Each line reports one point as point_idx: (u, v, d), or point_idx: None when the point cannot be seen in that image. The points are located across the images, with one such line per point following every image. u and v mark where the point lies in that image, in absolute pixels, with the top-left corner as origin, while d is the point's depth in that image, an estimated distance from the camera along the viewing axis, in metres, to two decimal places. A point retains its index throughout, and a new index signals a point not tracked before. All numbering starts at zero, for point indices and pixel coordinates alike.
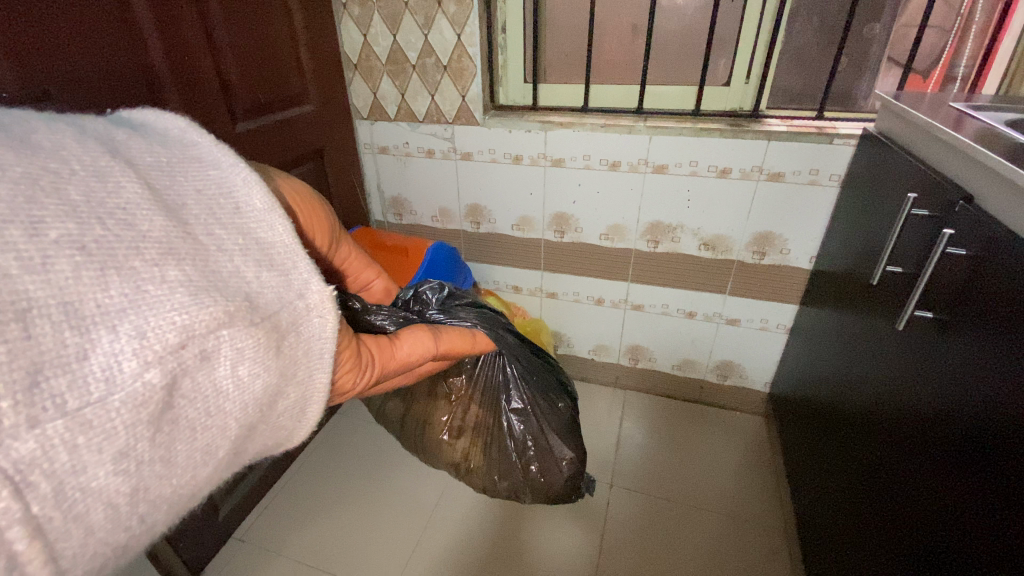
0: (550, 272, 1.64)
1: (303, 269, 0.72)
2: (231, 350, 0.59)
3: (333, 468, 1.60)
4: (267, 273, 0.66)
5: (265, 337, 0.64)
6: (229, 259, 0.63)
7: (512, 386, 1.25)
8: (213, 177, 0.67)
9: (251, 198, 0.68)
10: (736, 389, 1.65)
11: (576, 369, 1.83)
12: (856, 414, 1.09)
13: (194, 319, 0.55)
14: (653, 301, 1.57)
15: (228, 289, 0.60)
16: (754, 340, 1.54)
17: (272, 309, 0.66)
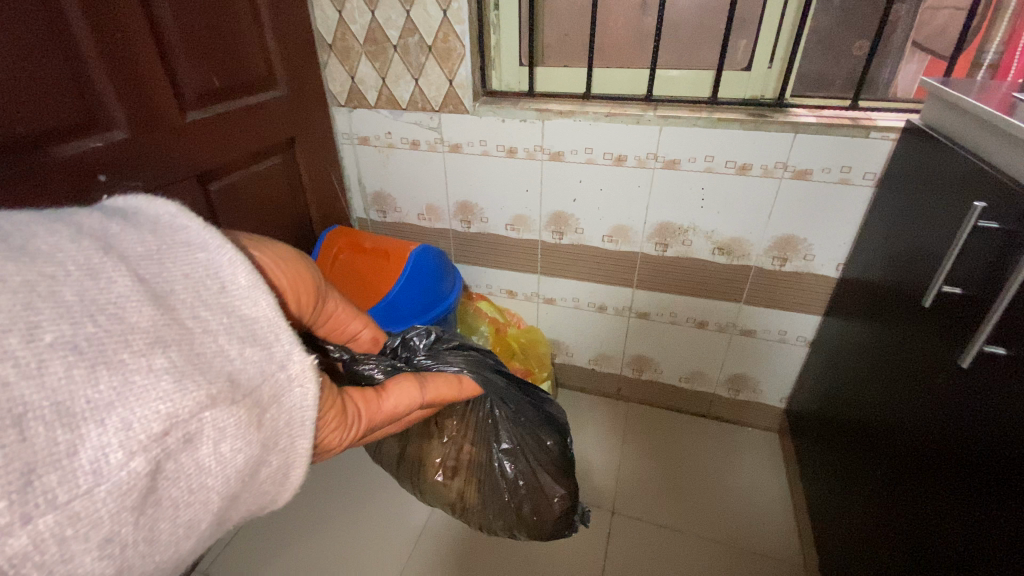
0: (552, 278, 1.53)
1: (285, 339, 0.60)
2: (214, 433, 0.51)
3: (325, 488, 1.54)
4: (251, 351, 0.56)
5: (252, 408, 0.55)
6: (214, 338, 0.53)
7: (500, 429, 1.17)
8: (201, 262, 0.57)
9: (234, 277, 0.57)
10: (746, 403, 1.56)
11: (574, 381, 1.74)
12: (902, 444, 0.93)
13: (179, 406, 0.47)
14: (655, 308, 1.47)
15: (213, 369, 0.51)
16: (769, 352, 1.43)
17: (262, 379, 0.57)
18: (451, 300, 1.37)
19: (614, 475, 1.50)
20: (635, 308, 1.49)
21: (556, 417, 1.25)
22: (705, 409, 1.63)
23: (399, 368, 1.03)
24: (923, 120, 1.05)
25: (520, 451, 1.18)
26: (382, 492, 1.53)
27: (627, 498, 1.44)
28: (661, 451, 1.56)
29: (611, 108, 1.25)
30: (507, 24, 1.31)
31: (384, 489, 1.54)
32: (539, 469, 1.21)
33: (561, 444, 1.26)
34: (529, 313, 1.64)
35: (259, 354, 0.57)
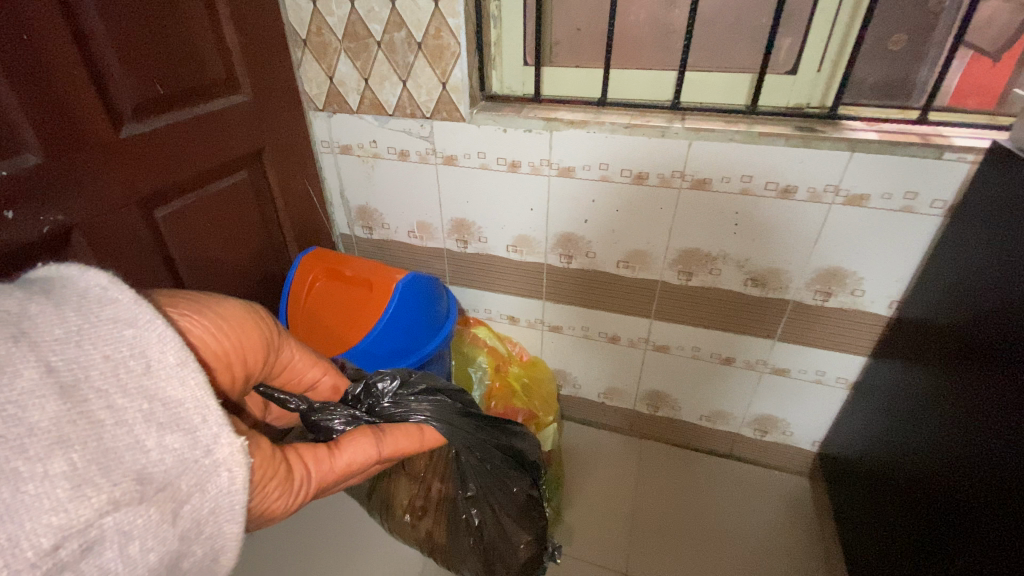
0: (561, 306, 1.36)
1: (212, 421, 0.56)
2: (117, 536, 0.48)
3: (298, 532, 1.34)
4: (172, 438, 0.53)
5: (165, 503, 0.52)
6: (129, 430, 0.50)
7: (466, 478, 1.02)
8: (128, 341, 0.53)
9: (163, 357, 0.54)
10: (774, 445, 1.40)
11: (582, 413, 1.57)
12: (1007, 549, 0.72)
13: (73, 516, 0.45)
14: (674, 341, 1.30)
15: (119, 469, 0.49)
16: (804, 393, 1.27)
17: (181, 471, 0.53)
18: (443, 335, 1.20)
19: (626, 519, 1.34)
20: (652, 341, 1.32)
21: (535, 461, 1.10)
22: (729, 450, 1.46)
23: (361, 420, 0.87)
24: (1014, 139, 0.86)
25: (482, 498, 1.03)
26: (365, 541, 1.33)
27: (635, 548, 1.28)
28: (669, 493, 1.41)
29: (631, 118, 1.07)
30: (510, 18, 1.12)
31: (370, 536, 1.34)
32: (504, 517, 1.04)
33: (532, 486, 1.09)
34: (532, 339, 1.47)
35: (181, 443, 0.53)
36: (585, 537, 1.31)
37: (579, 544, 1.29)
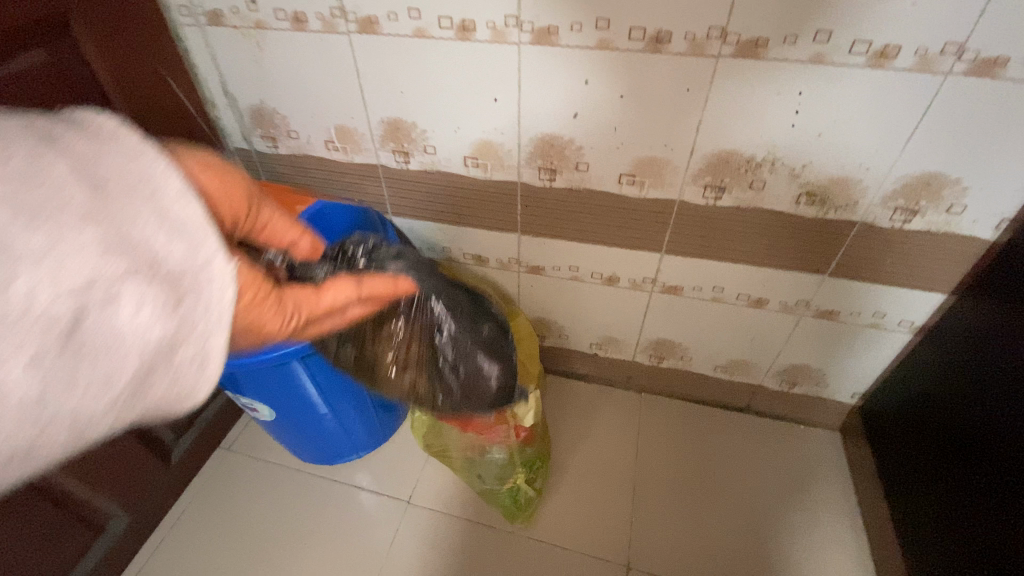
0: (542, 242, 1.01)
1: (210, 239, 0.47)
2: (134, 299, 0.43)
3: (224, 532, 1.08)
4: (174, 246, 0.45)
5: (167, 300, 0.45)
6: (137, 225, 0.43)
7: (439, 317, 0.83)
8: (132, 169, 0.44)
9: (164, 183, 0.45)
10: (804, 398, 1.15)
11: (570, 367, 1.29)
12: None
13: (111, 257, 0.41)
14: (691, 281, 0.98)
15: (134, 244, 0.43)
16: (853, 338, 0.99)
17: (183, 279, 0.46)
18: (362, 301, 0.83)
19: (628, 491, 1.11)
20: (662, 283, 1.00)
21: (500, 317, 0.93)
22: (748, 403, 1.21)
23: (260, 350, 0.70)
24: None
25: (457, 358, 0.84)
26: (307, 536, 1.07)
27: (638, 525, 1.06)
28: (677, 459, 1.16)
29: None
30: None
31: (313, 530, 1.08)
32: (473, 351, 0.84)
33: (500, 330, 0.90)
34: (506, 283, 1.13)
35: (180, 248, 0.45)
36: (573, 515, 1.07)
37: (569, 526, 1.05)
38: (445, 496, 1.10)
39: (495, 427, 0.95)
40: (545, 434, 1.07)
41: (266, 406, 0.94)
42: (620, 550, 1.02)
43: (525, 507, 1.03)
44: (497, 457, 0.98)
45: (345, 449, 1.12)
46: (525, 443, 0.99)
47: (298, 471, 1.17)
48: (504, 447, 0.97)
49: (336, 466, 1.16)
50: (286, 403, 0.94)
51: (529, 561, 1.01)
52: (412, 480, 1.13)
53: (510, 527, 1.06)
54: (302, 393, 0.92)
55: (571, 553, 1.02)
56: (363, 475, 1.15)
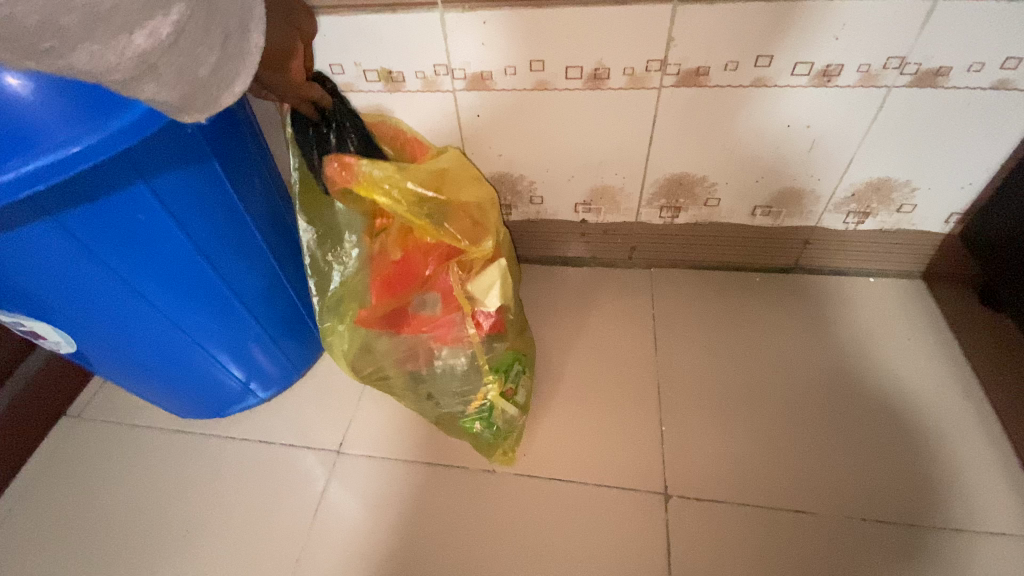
0: (479, 22, 0.62)
1: (162, 80, 0.35)
2: (110, 42, 0.32)
3: (66, 533, 0.73)
4: (159, 83, 0.35)
5: (185, 76, 0.36)
6: (165, 52, 0.34)
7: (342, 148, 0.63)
8: (213, 51, 0.37)
9: (222, 65, 0.38)
10: (876, 236, 0.83)
11: (551, 249, 0.94)
12: None
13: (125, 41, 0.32)
14: (722, 53, 0.62)
15: (163, 61, 0.34)
16: (961, 116, 0.65)
17: (203, 68, 0.37)
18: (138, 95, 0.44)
19: (650, 394, 0.78)
20: (679, 64, 0.64)
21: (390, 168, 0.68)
22: (794, 260, 0.89)
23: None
24: None
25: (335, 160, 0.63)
26: (192, 522, 0.73)
27: (671, 435, 0.74)
28: (712, 340, 0.84)
29: None
30: None
31: (201, 510, 0.73)
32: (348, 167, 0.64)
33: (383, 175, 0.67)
34: (437, 115, 0.74)
35: (164, 89, 0.36)
36: (580, 434, 0.75)
37: (575, 451, 0.73)
38: (392, 437, 0.77)
39: (447, 319, 0.64)
40: (524, 330, 0.74)
41: (52, 329, 0.59)
42: (650, 475, 0.71)
43: (508, 433, 0.70)
44: (455, 365, 0.65)
45: (236, 390, 0.78)
46: (496, 341, 0.66)
47: (180, 432, 0.81)
48: (464, 348, 0.64)
49: (228, 417, 0.82)
50: (84, 315, 0.57)
51: (521, 506, 0.69)
52: (345, 419, 0.80)
53: (489, 465, 0.73)
54: (106, 292, 0.56)
55: (581, 486, 0.70)
56: (274, 425, 0.80)
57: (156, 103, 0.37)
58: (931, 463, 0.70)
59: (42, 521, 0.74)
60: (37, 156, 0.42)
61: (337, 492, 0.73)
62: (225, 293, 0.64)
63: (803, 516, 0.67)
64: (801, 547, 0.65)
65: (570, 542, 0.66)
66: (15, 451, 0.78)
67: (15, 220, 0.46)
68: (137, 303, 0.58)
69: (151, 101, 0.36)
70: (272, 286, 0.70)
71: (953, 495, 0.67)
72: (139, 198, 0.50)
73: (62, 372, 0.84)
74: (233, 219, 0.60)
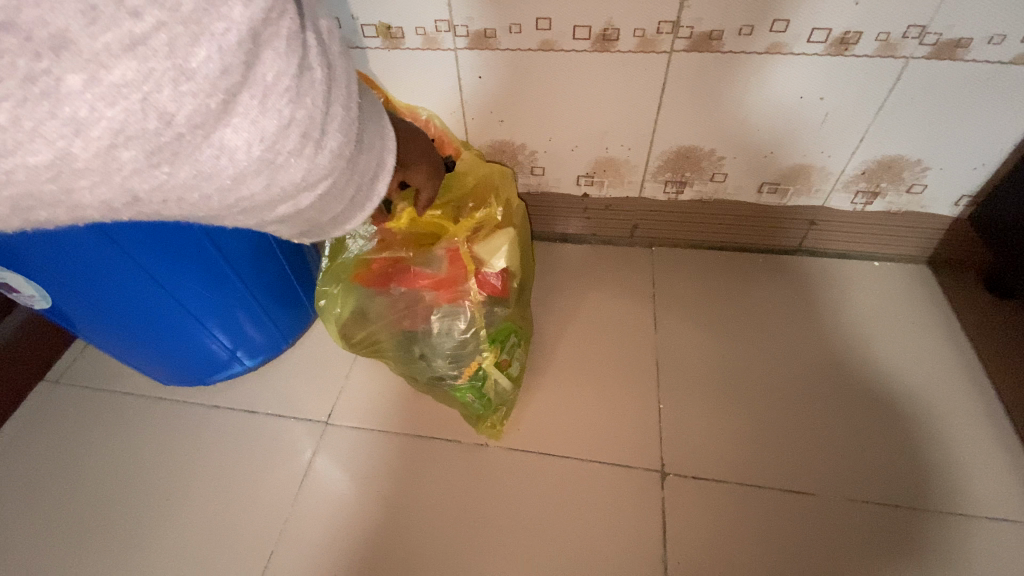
0: None
1: (289, 225, 0.35)
2: (250, 215, 0.32)
3: (42, 501, 0.70)
4: (286, 227, 0.35)
5: (310, 222, 0.35)
6: (298, 216, 0.33)
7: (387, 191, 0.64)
8: (346, 205, 0.35)
9: (346, 213, 0.36)
10: (883, 217, 0.81)
11: (551, 224, 0.92)
12: None
13: (262, 215, 0.32)
14: (737, 15, 0.60)
15: (295, 220, 0.34)
16: (979, 93, 0.64)
17: (328, 217, 0.35)
18: None
19: (649, 372, 0.77)
20: (691, 26, 0.61)
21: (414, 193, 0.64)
22: (799, 242, 0.87)
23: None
24: None
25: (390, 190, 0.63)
26: (174, 492, 0.70)
27: (670, 414, 0.72)
28: (713, 319, 0.82)
29: None
30: None
31: (184, 480, 0.71)
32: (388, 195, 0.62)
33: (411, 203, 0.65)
34: (437, 77, 0.71)
35: (290, 229, 0.36)
36: (576, 410, 0.73)
37: (571, 428, 0.72)
38: (384, 408, 0.75)
39: (449, 277, 0.62)
40: (525, 304, 0.72)
41: (26, 283, 0.56)
42: (646, 453, 0.69)
43: (498, 405, 0.69)
44: (453, 326, 0.62)
45: (221, 358, 0.75)
46: (496, 306, 0.64)
47: (163, 400, 0.79)
48: (463, 308, 0.61)
49: (214, 386, 0.79)
50: (59, 268, 0.54)
51: (514, 481, 0.68)
52: (335, 391, 0.78)
53: (483, 439, 0.71)
54: (82, 245, 0.52)
55: (576, 464, 0.69)
56: (261, 395, 0.78)
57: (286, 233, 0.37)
58: (930, 445, 0.69)
59: (16, 485, 0.71)
60: None
61: (324, 462, 0.71)
62: (211, 254, 0.61)
63: (802, 497, 0.66)
64: (799, 528, 0.64)
65: (563, 518, 0.65)
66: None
67: None
68: (116, 258, 0.55)
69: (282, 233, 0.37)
70: (261, 251, 0.67)
71: (953, 478, 0.66)
72: None
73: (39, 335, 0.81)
74: None
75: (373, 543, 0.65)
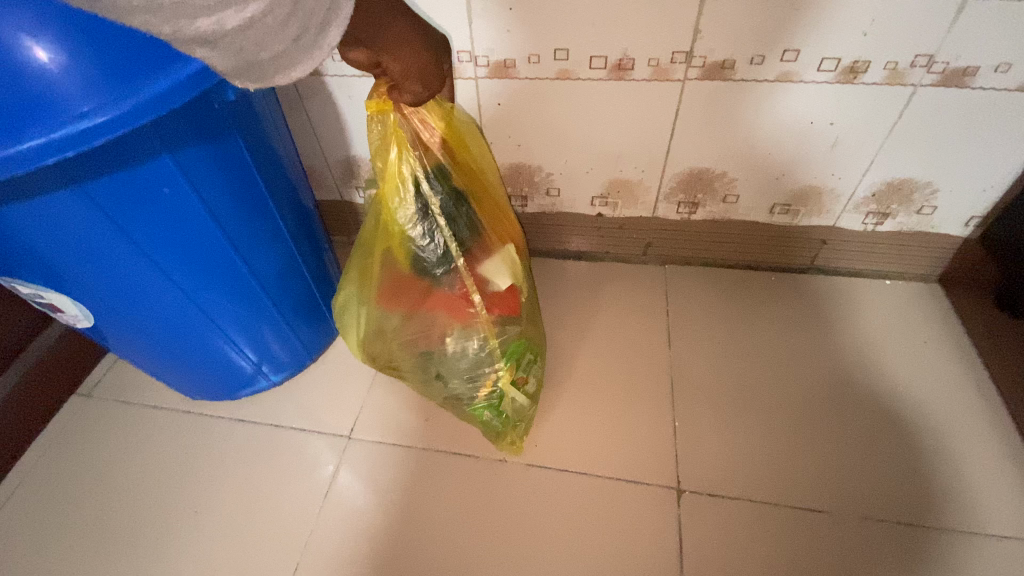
0: (505, 9, 0.62)
1: (217, 50, 0.34)
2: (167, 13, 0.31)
3: (74, 511, 0.73)
4: (213, 52, 0.34)
5: (243, 56, 0.35)
6: (224, 27, 0.33)
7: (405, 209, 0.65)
8: (282, 37, 0.35)
9: (288, 54, 0.36)
10: (894, 237, 0.82)
11: (565, 242, 0.94)
12: None
13: (183, 18, 0.32)
14: (749, 46, 0.62)
15: (222, 40, 0.33)
16: (987, 119, 0.65)
17: (264, 53, 0.35)
18: (168, 73, 0.44)
19: (663, 389, 0.78)
20: (704, 56, 0.64)
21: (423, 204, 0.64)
22: (810, 260, 0.89)
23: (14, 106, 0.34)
24: None
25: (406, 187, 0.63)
26: (200, 503, 0.72)
27: (684, 431, 0.74)
28: (726, 337, 0.84)
29: None
30: None
31: (211, 492, 0.73)
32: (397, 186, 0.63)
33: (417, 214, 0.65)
34: (458, 103, 0.74)
35: (218, 61, 0.35)
36: (592, 426, 0.75)
37: (586, 443, 0.73)
38: (403, 424, 0.77)
39: (462, 299, 0.64)
40: (537, 322, 0.74)
41: (70, 303, 0.59)
42: (661, 469, 0.70)
43: (518, 422, 0.71)
44: (467, 346, 0.64)
45: (247, 373, 0.77)
46: (507, 325, 0.66)
47: (191, 413, 0.81)
48: (476, 330, 0.63)
49: (239, 399, 0.82)
50: (101, 290, 0.57)
51: (531, 496, 0.69)
52: (355, 406, 0.80)
53: (500, 454, 0.73)
54: (125, 266, 0.55)
55: (592, 479, 0.70)
56: (284, 409, 0.80)
57: (226, 75, 0.36)
58: (944, 465, 0.69)
59: (49, 496, 0.74)
60: (66, 125, 0.41)
61: (346, 476, 0.73)
62: (243, 273, 0.64)
63: (815, 514, 0.66)
64: (812, 545, 0.64)
65: (579, 533, 0.66)
66: (26, 426, 0.78)
67: (37, 187, 0.46)
68: (155, 279, 0.58)
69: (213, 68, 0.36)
70: (288, 270, 0.69)
71: (967, 497, 0.67)
72: (164, 172, 0.50)
73: (74, 351, 0.84)
74: (255, 198, 0.60)
75: (394, 556, 0.66)
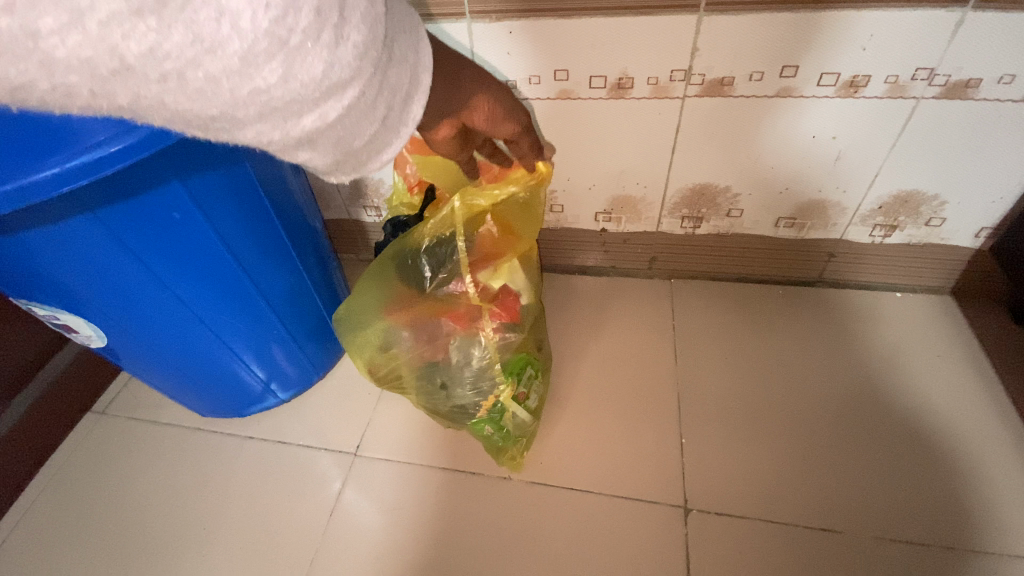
0: (506, 33, 0.64)
1: (313, 145, 0.33)
2: (266, 122, 0.30)
3: (86, 528, 0.74)
4: (313, 147, 0.33)
5: (340, 147, 0.34)
6: (322, 123, 0.31)
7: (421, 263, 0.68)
8: (374, 121, 0.34)
9: (377, 133, 0.35)
10: (903, 248, 0.81)
11: (571, 257, 0.94)
12: None
13: (280, 123, 0.31)
14: (747, 63, 0.63)
15: (320, 137, 0.33)
16: (993, 131, 0.65)
17: (359, 139, 0.34)
18: None
19: (672, 406, 0.77)
20: (703, 74, 0.64)
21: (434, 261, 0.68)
22: (819, 273, 0.88)
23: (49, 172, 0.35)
24: None
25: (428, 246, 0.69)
26: (209, 520, 0.73)
27: (693, 449, 0.73)
28: (735, 352, 0.83)
29: None
30: None
31: (220, 509, 0.74)
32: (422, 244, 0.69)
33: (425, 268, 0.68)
34: None
35: (317, 154, 0.34)
36: (599, 443, 0.74)
37: (595, 462, 0.72)
38: (410, 440, 0.77)
39: (465, 311, 0.65)
40: (540, 336, 0.74)
41: (83, 324, 0.61)
42: (671, 487, 0.69)
43: (520, 433, 0.70)
44: (469, 356, 0.64)
45: (255, 391, 0.78)
46: (510, 334, 0.65)
47: (200, 430, 0.82)
48: (477, 338, 0.64)
49: (248, 417, 0.83)
50: (114, 312, 0.59)
51: (539, 515, 0.69)
52: (362, 422, 0.80)
53: (506, 471, 0.73)
54: (137, 289, 0.57)
55: (600, 498, 0.69)
56: (293, 426, 0.81)
57: (325, 166, 0.36)
58: (962, 482, 0.68)
59: (62, 513, 0.75)
60: (79, 151, 0.43)
61: (352, 493, 0.73)
62: (252, 293, 0.65)
63: (830, 534, 0.65)
64: (827, 565, 0.63)
65: (587, 552, 0.65)
66: (42, 443, 0.80)
67: (53, 214, 0.48)
68: (166, 300, 0.59)
69: (309, 160, 0.35)
70: (296, 289, 0.71)
71: (988, 516, 0.65)
72: (175, 198, 0.52)
73: (92, 367, 0.86)
74: (263, 222, 0.61)
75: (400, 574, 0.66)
